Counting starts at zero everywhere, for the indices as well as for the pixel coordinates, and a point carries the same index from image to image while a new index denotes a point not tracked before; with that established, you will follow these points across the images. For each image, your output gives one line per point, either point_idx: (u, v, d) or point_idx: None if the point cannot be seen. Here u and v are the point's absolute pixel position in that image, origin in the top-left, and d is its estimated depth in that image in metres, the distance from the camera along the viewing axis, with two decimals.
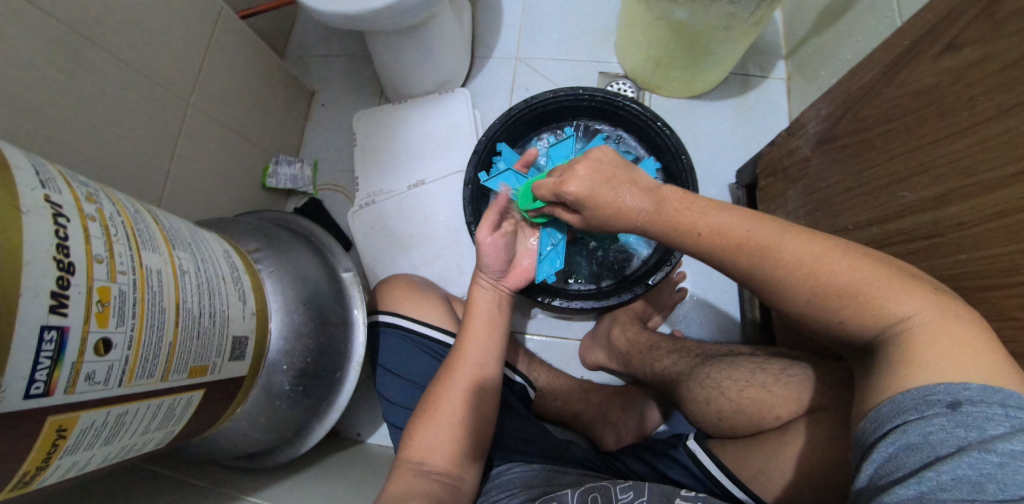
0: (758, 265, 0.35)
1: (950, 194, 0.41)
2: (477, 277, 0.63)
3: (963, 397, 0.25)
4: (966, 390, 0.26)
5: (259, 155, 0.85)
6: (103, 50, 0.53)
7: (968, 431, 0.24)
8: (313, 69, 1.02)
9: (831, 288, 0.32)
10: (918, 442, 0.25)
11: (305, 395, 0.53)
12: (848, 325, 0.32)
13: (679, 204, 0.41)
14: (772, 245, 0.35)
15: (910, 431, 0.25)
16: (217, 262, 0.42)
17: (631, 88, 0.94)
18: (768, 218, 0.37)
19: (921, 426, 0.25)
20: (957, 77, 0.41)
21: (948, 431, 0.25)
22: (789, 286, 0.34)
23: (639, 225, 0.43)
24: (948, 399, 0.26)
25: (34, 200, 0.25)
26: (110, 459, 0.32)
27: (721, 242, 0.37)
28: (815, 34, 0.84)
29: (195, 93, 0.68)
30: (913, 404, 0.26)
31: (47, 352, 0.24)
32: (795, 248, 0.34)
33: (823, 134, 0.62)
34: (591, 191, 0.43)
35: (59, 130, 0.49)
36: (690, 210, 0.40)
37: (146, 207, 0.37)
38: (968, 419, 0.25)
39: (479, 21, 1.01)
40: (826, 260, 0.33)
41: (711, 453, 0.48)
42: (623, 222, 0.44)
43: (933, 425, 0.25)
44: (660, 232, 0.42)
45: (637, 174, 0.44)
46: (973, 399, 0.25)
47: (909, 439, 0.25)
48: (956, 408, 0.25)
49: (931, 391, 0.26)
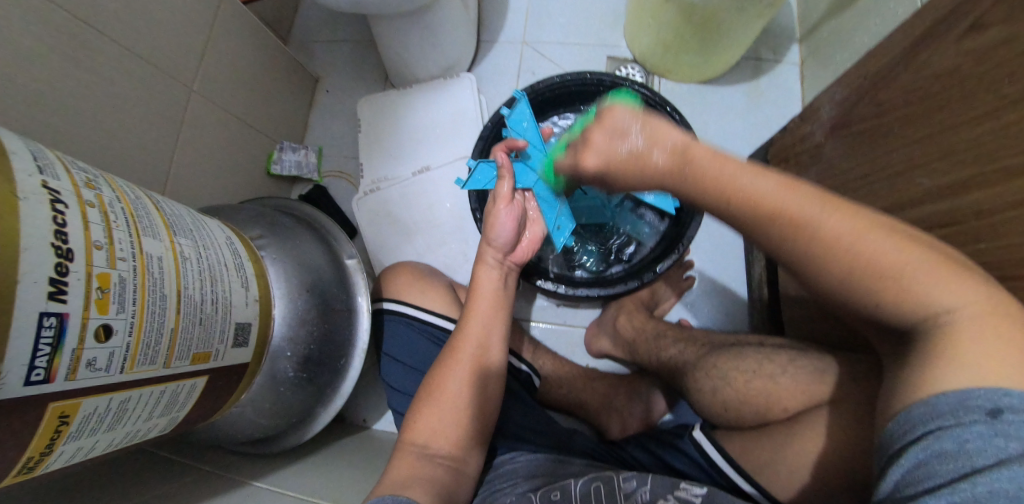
0: (791, 235, 0.32)
1: (969, 181, 0.39)
2: (481, 255, 0.62)
3: (1004, 405, 0.24)
4: (1008, 397, 0.24)
5: (263, 142, 0.85)
6: (104, 36, 0.52)
7: (1007, 441, 0.23)
8: (317, 54, 1.00)
9: (865, 267, 0.30)
10: (952, 450, 0.24)
11: (310, 382, 0.53)
12: (883, 306, 0.31)
13: (709, 165, 0.34)
14: (813, 217, 0.31)
15: (945, 439, 0.25)
16: (219, 249, 0.41)
17: (639, 73, 0.91)
18: (804, 185, 0.33)
19: (957, 433, 0.24)
20: (983, 58, 0.39)
21: (986, 441, 0.24)
22: (828, 260, 0.31)
23: (658, 182, 0.37)
24: (989, 407, 0.24)
25: (31, 185, 0.25)
26: (116, 445, 0.32)
27: (758, 210, 0.33)
28: (832, 16, 0.81)
29: (198, 79, 0.67)
30: (949, 410, 0.25)
31: (47, 339, 0.24)
32: (835, 224, 0.31)
33: (837, 119, 0.60)
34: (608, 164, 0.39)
35: (62, 117, 0.49)
36: (722, 170, 0.34)
37: (146, 193, 0.37)
38: (1008, 429, 0.23)
39: (485, 4, 0.98)
40: (866, 238, 0.30)
41: (717, 444, 0.48)
42: (640, 181, 0.38)
43: (971, 434, 0.24)
44: (682, 192, 0.36)
45: (660, 121, 0.37)
46: (1014, 408, 0.24)
47: (943, 446, 0.24)
48: (996, 416, 0.24)
49: (970, 396, 0.25)
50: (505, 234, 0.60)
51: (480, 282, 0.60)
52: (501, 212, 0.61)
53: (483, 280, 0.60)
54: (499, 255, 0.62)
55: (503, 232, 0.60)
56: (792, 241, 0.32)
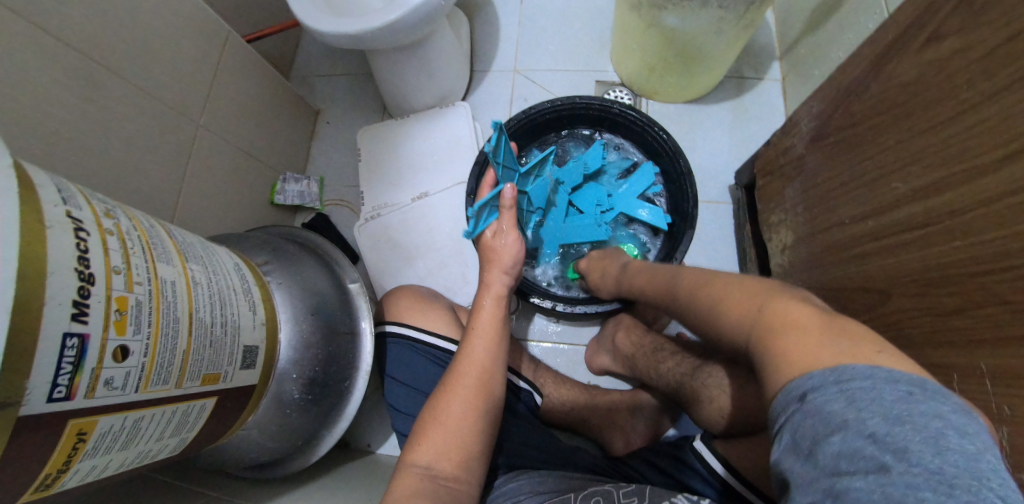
0: (721, 317, 0.36)
1: (941, 183, 0.41)
2: (489, 282, 0.62)
3: (823, 383, 0.24)
4: (811, 379, 0.24)
5: (267, 174, 0.88)
6: (116, 76, 0.55)
7: (816, 417, 0.23)
8: (318, 88, 1.05)
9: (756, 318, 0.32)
10: (795, 437, 0.23)
11: (315, 404, 0.54)
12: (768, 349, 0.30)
13: (689, 283, 0.45)
14: (732, 292, 0.37)
15: (790, 428, 0.24)
16: (228, 274, 0.43)
17: (627, 95, 0.95)
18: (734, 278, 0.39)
19: (788, 427, 0.24)
20: (940, 68, 0.41)
21: (813, 419, 0.23)
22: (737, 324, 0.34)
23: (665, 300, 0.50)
24: (799, 392, 0.25)
25: (58, 215, 0.27)
26: (127, 465, 0.33)
27: (707, 305, 0.39)
28: (807, 35, 0.86)
29: (204, 115, 0.70)
30: (787, 402, 0.25)
31: (70, 358, 0.26)
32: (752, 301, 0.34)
33: (816, 131, 0.62)
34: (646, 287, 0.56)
35: (77, 153, 0.51)
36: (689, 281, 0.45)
37: (160, 222, 0.39)
38: (815, 406, 0.23)
39: (477, 36, 1.03)
40: (759, 298, 0.33)
41: (718, 453, 0.48)
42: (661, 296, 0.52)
43: (795, 422, 0.24)
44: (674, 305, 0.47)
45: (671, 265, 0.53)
46: (816, 386, 0.24)
47: (790, 435, 0.24)
48: (810, 396, 0.24)
49: (791, 389, 0.25)
50: (515, 258, 0.63)
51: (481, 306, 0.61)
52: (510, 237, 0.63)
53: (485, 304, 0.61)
54: (505, 282, 0.63)
55: (512, 256, 0.63)
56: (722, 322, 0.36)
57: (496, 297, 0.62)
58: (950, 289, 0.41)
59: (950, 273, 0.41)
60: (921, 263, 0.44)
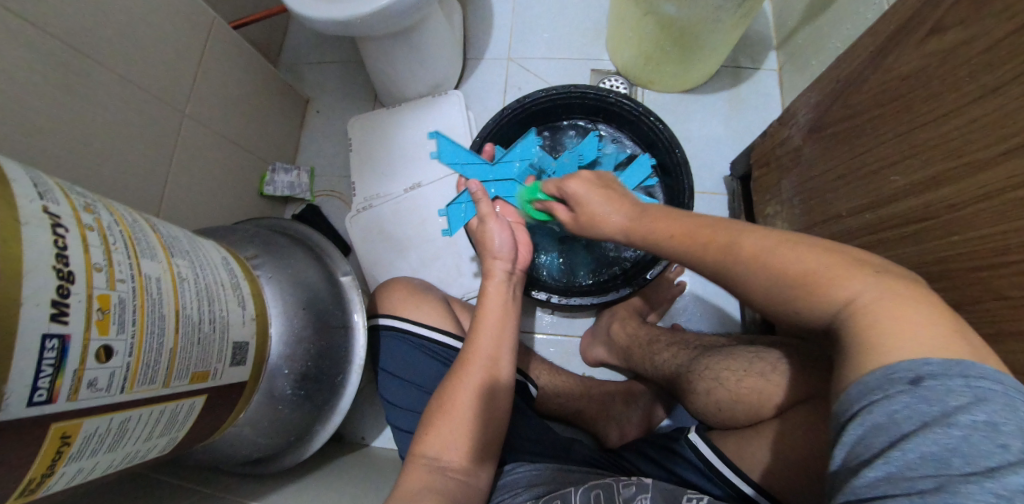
0: (805, 303, 0.32)
1: (941, 176, 0.41)
2: (489, 271, 0.60)
3: (924, 372, 0.24)
4: (927, 365, 0.24)
5: (256, 164, 0.86)
6: (97, 63, 0.53)
7: (931, 405, 0.23)
8: (307, 76, 1.02)
9: (784, 274, 0.33)
10: (883, 423, 0.24)
11: (307, 399, 0.53)
12: (802, 312, 0.32)
13: (750, 251, 0.36)
14: (735, 240, 0.37)
15: (877, 412, 0.24)
16: (215, 268, 0.42)
17: (623, 85, 0.94)
18: (722, 224, 0.40)
19: (886, 405, 0.24)
20: (942, 59, 0.41)
21: (912, 408, 0.23)
22: (750, 274, 0.35)
23: (620, 234, 0.48)
24: (911, 376, 0.24)
25: (33, 211, 0.26)
26: (115, 466, 0.32)
27: (783, 284, 0.33)
28: (805, 24, 0.85)
29: (190, 104, 0.68)
30: (877, 384, 0.25)
31: (50, 360, 0.25)
32: (848, 288, 0.30)
33: (814, 123, 0.62)
34: (584, 195, 0.51)
35: (56, 145, 0.49)
36: (667, 221, 0.44)
37: (143, 216, 0.38)
38: (930, 394, 0.23)
39: (470, 23, 1.01)
40: (779, 249, 0.34)
41: (711, 443, 0.49)
42: (602, 229, 0.50)
43: (898, 404, 0.24)
44: (645, 241, 0.46)
45: (620, 191, 0.51)
46: (935, 374, 0.24)
47: (875, 419, 0.24)
48: (918, 384, 0.24)
49: (894, 370, 0.25)
50: (504, 245, 0.60)
51: (488, 295, 0.59)
52: (493, 228, 0.60)
53: (492, 293, 0.59)
54: (507, 269, 0.60)
55: (499, 241, 0.60)
56: (795, 307, 0.33)
57: (502, 285, 0.60)
58: (945, 283, 0.41)
59: (948, 268, 0.41)
60: (918, 256, 0.44)
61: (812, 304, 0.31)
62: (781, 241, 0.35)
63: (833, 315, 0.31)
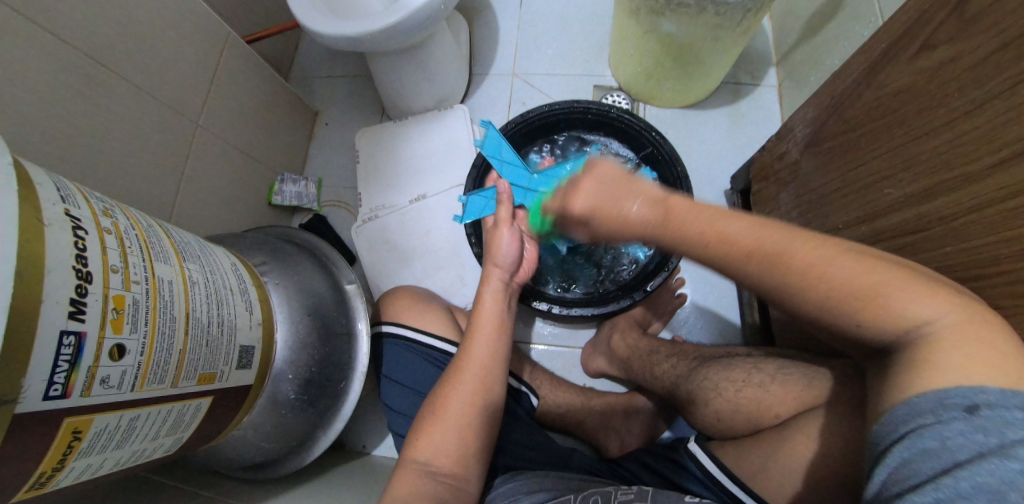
0: (869, 321, 0.29)
1: (932, 189, 0.42)
2: (487, 276, 0.63)
3: (981, 401, 0.24)
4: (984, 394, 0.24)
5: (265, 174, 0.88)
6: (116, 74, 0.56)
7: (987, 435, 0.23)
8: (317, 90, 1.05)
9: (842, 291, 0.29)
10: (934, 448, 0.24)
11: (310, 405, 0.54)
12: (863, 327, 0.29)
13: (796, 252, 0.31)
14: (786, 251, 0.31)
15: (927, 437, 0.24)
16: (225, 273, 0.43)
17: (625, 100, 0.96)
18: (772, 223, 0.33)
19: (939, 431, 0.24)
20: (932, 77, 0.42)
21: (967, 437, 0.23)
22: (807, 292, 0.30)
23: (643, 237, 0.37)
24: (967, 403, 0.24)
25: (56, 213, 0.27)
26: (122, 464, 0.33)
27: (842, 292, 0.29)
28: (803, 42, 0.87)
29: (204, 115, 0.70)
30: (929, 408, 0.25)
31: (66, 356, 0.26)
32: (924, 307, 0.28)
33: (810, 137, 0.63)
34: (591, 199, 0.37)
35: (75, 152, 0.51)
36: (698, 217, 0.34)
37: (158, 222, 0.39)
38: (989, 425, 0.23)
39: (476, 39, 1.04)
40: (838, 260, 0.30)
41: (712, 454, 0.49)
42: (625, 234, 0.37)
43: (952, 431, 0.23)
44: (671, 245, 0.35)
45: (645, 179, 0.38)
46: (992, 403, 0.24)
47: (925, 444, 0.24)
48: (973, 412, 0.24)
49: (948, 395, 0.25)
50: (508, 251, 0.63)
51: (484, 302, 0.61)
52: (504, 233, 0.64)
53: (488, 300, 0.61)
54: (503, 275, 0.63)
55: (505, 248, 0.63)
56: (856, 324, 0.29)
57: (495, 293, 0.62)
58: None
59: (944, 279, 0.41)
60: None
61: (874, 320, 0.29)
62: (836, 248, 0.31)
63: (896, 336, 0.28)
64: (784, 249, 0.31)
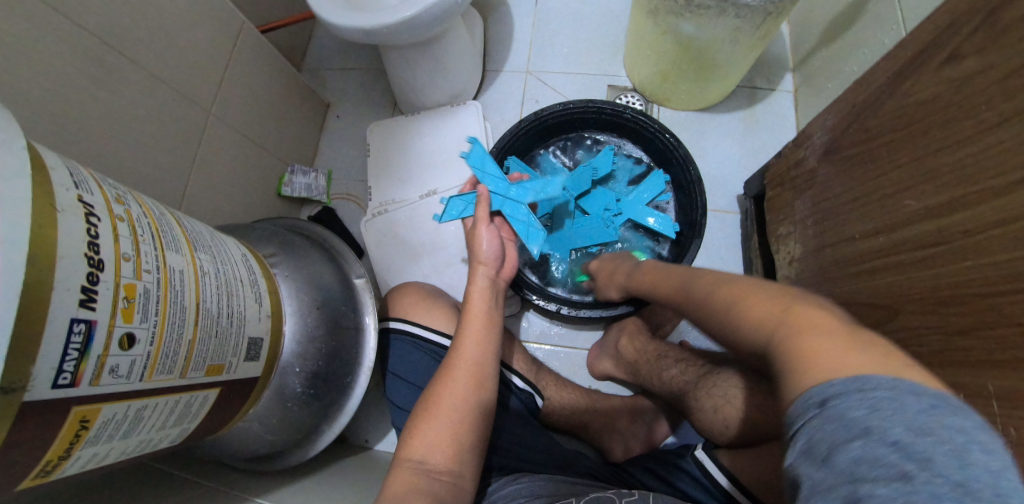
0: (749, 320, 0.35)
1: (956, 202, 0.41)
2: (472, 273, 0.62)
3: (832, 392, 0.24)
4: (834, 385, 0.24)
5: (275, 165, 0.88)
6: (129, 61, 0.56)
7: (838, 421, 0.22)
8: (329, 82, 1.05)
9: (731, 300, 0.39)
10: (808, 445, 0.23)
11: (315, 398, 0.54)
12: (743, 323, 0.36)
13: (710, 284, 0.44)
14: (697, 279, 0.47)
15: (803, 438, 0.23)
16: (235, 264, 0.43)
17: (639, 101, 0.95)
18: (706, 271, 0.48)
19: (807, 430, 0.23)
20: (959, 86, 0.41)
21: (824, 428, 0.23)
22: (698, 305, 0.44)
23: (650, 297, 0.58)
24: (819, 398, 0.24)
25: (69, 199, 0.26)
26: (128, 453, 0.33)
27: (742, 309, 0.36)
28: (822, 47, 0.85)
29: (215, 104, 0.70)
30: (800, 411, 0.25)
31: (76, 344, 0.25)
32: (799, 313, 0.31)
33: (829, 144, 0.62)
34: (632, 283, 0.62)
35: (87, 137, 0.51)
36: (665, 276, 0.54)
37: (171, 210, 0.39)
38: (837, 412, 0.23)
39: (490, 36, 1.03)
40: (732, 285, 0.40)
41: (720, 463, 0.48)
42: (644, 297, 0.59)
43: (813, 426, 0.23)
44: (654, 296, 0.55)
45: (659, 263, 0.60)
46: (840, 392, 0.23)
47: (803, 444, 0.23)
48: (826, 403, 0.24)
49: (811, 394, 0.25)
50: (489, 250, 0.63)
51: (472, 298, 0.60)
52: (482, 231, 0.63)
53: (476, 296, 0.60)
54: (489, 272, 0.62)
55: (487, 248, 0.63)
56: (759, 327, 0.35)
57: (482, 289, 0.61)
58: (959, 308, 0.40)
59: (961, 294, 0.40)
60: (931, 281, 0.43)
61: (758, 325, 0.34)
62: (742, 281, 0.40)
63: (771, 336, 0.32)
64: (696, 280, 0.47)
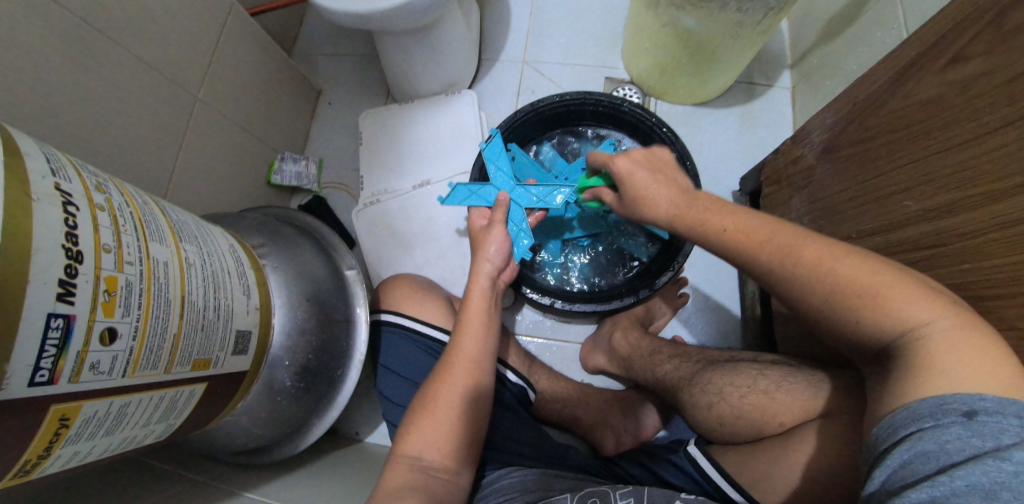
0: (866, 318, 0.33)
1: (955, 204, 0.41)
2: (476, 271, 0.60)
3: (979, 407, 0.26)
4: (983, 401, 0.26)
5: (264, 152, 0.86)
6: (114, 42, 0.53)
7: (983, 440, 0.24)
8: (321, 68, 1.02)
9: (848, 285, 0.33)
10: (933, 449, 0.25)
11: (305, 392, 0.53)
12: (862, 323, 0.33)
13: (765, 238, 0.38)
14: (707, 215, 0.42)
15: (926, 440, 0.26)
16: (222, 255, 0.42)
17: (637, 94, 0.94)
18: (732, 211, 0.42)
19: (938, 434, 0.25)
20: (963, 88, 0.41)
21: (964, 440, 0.25)
22: (727, 250, 0.41)
23: (665, 219, 0.46)
24: (965, 408, 0.26)
25: (45, 187, 0.25)
26: (111, 450, 0.32)
27: (838, 295, 0.34)
28: (820, 44, 0.85)
29: (203, 89, 0.68)
30: (929, 412, 0.27)
31: (54, 340, 0.24)
32: (919, 312, 0.31)
33: (828, 143, 0.62)
34: (634, 172, 0.48)
35: (69, 121, 0.49)
36: (719, 211, 0.42)
37: (153, 198, 0.37)
38: (984, 428, 0.25)
39: (487, 24, 1.01)
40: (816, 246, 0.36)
41: (712, 458, 0.49)
42: (648, 210, 0.48)
43: (949, 434, 0.25)
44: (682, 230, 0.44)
45: (681, 176, 0.48)
46: (989, 410, 0.25)
47: (925, 446, 0.25)
48: (972, 417, 0.25)
49: (947, 400, 0.27)
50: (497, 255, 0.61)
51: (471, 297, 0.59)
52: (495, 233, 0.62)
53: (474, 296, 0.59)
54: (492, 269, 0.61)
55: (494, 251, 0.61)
56: (856, 323, 0.33)
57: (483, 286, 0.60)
58: None
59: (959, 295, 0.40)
60: None
61: (876, 321, 0.32)
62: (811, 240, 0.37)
63: (895, 337, 0.31)
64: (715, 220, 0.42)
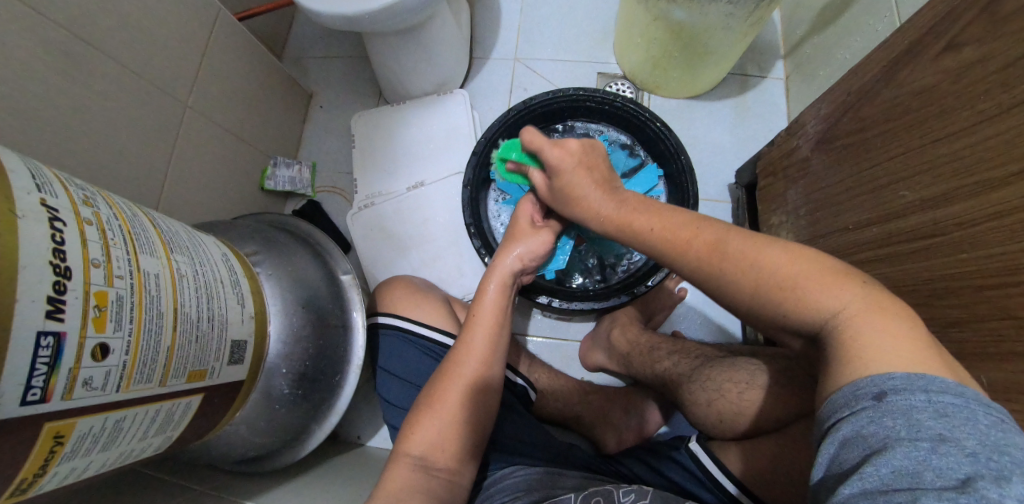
0: (791, 311, 0.33)
1: (951, 194, 0.41)
2: (497, 266, 0.62)
3: (888, 387, 0.25)
4: (892, 380, 0.26)
5: (257, 158, 0.85)
6: (99, 53, 0.53)
7: (895, 418, 0.24)
8: (312, 70, 1.02)
9: (764, 278, 0.34)
10: (853, 437, 0.25)
11: (304, 399, 0.53)
12: (787, 317, 0.33)
13: (689, 235, 0.41)
14: (630, 219, 0.48)
15: (845, 429, 0.25)
16: (215, 265, 0.41)
17: (630, 89, 0.94)
18: (663, 212, 0.46)
19: (854, 421, 0.25)
20: (957, 76, 0.41)
21: (876, 423, 0.24)
22: (647, 245, 0.45)
23: (597, 219, 0.52)
24: (875, 391, 0.26)
25: (30, 203, 0.25)
26: (109, 465, 0.32)
27: (760, 293, 0.34)
28: (813, 34, 0.84)
29: (192, 96, 0.67)
30: (846, 401, 0.26)
31: (44, 358, 0.24)
32: (837, 296, 0.31)
33: (823, 134, 0.62)
34: (572, 164, 0.56)
35: (58, 135, 0.49)
36: (646, 215, 0.47)
37: (144, 210, 0.37)
38: (893, 408, 0.24)
39: (478, 22, 1.00)
40: (761, 251, 0.36)
41: (713, 454, 0.49)
42: (583, 210, 0.54)
43: (864, 419, 0.25)
44: (625, 232, 0.48)
45: (611, 178, 0.55)
46: (897, 388, 0.25)
47: (845, 436, 0.25)
48: (882, 398, 0.25)
49: (860, 386, 0.26)
50: (536, 254, 0.64)
51: (485, 295, 0.60)
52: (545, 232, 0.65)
53: (489, 294, 0.60)
54: (516, 266, 0.63)
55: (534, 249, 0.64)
56: (783, 316, 0.33)
57: (502, 282, 0.61)
58: (953, 300, 0.41)
59: (960, 284, 0.40)
60: (927, 271, 0.44)
61: (798, 312, 0.32)
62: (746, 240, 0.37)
63: (821, 324, 0.31)
64: (652, 226, 0.45)
